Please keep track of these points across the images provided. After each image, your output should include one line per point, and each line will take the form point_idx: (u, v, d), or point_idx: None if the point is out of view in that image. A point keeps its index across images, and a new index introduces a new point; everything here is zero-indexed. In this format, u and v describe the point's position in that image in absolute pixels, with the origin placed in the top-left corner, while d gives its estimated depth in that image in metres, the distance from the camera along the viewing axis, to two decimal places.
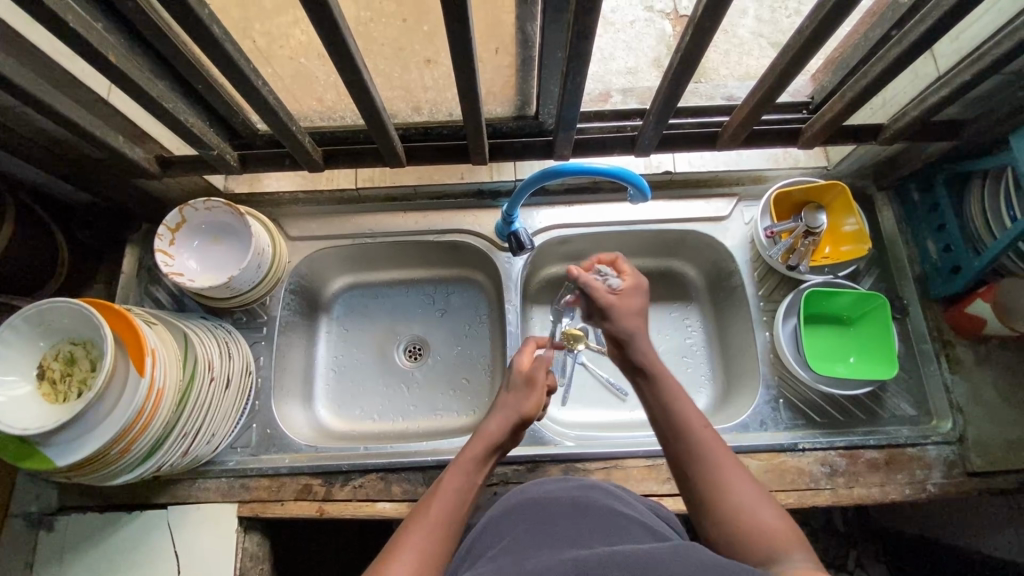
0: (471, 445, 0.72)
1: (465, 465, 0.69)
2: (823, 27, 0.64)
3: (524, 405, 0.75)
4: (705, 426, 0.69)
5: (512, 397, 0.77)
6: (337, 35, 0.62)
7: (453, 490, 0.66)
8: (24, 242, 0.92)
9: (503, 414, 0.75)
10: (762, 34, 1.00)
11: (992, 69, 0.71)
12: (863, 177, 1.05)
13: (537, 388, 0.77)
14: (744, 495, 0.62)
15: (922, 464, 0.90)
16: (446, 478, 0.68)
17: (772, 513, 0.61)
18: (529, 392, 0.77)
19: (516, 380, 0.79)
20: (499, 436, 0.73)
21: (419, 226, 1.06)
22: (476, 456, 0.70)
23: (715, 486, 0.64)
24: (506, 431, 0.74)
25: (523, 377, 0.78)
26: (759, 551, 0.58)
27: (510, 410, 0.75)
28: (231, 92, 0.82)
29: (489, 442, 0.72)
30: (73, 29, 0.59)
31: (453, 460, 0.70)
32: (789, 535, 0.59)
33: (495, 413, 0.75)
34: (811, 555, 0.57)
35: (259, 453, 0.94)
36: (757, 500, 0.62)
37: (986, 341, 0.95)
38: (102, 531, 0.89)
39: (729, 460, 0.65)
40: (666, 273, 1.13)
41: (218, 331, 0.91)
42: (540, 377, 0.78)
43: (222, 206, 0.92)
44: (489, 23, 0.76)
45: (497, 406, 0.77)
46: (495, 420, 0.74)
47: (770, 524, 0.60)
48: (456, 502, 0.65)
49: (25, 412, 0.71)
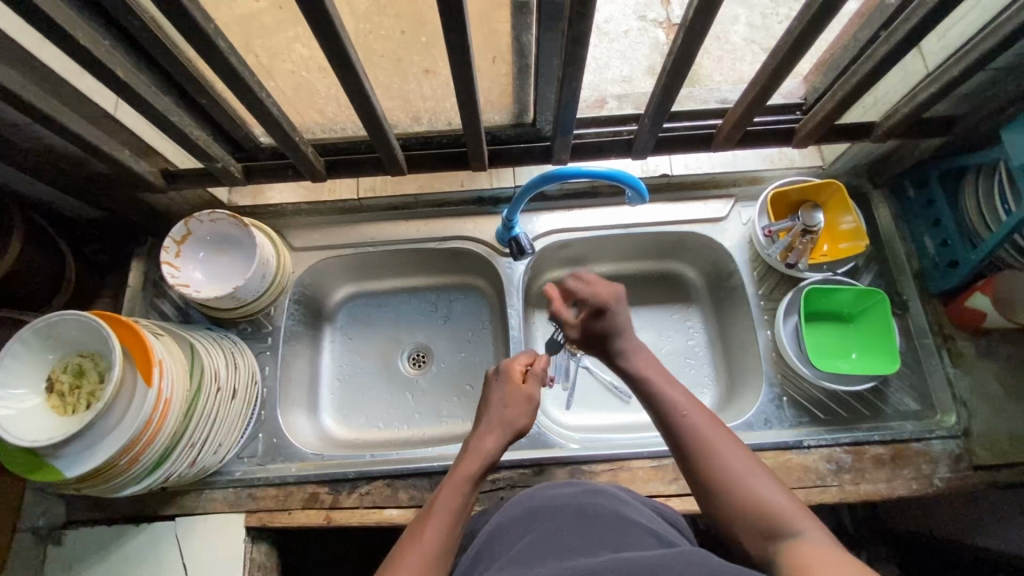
0: (466, 463, 0.71)
1: (462, 483, 0.69)
2: (811, 27, 0.65)
3: (517, 419, 0.77)
4: (690, 407, 0.70)
5: (503, 411, 0.77)
6: (338, 45, 0.63)
7: (449, 512, 0.66)
8: (33, 258, 0.93)
9: (496, 428, 0.75)
10: (754, 40, 1.01)
11: (978, 65, 0.72)
12: (858, 176, 1.06)
13: (532, 403, 0.79)
14: (742, 473, 0.63)
15: (928, 458, 0.90)
16: (442, 497, 0.67)
17: (773, 487, 0.62)
18: (523, 407, 0.78)
19: (511, 394, 0.78)
20: (493, 455, 0.73)
21: (420, 234, 1.07)
22: (471, 475, 0.70)
23: (710, 470, 0.64)
24: (499, 448, 0.74)
25: (522, 393, 0.79)
26: (767, 530, 0.59)
27: (504, 424, 0.76)
28: (234, 106, 0.84)
29: (482, 461, 0.72)
30: (83, 46, 0.61)
31: (446, 478, 0.70)
32: (791, 508, 0.60)
33: (488, 428, 0.75)
34: (817, 524, 0.58)
35: (266, 463, 0.95)
36: (755, 474, 0.63)
37: (986, 334, 0.96)
38: (108, 544, 0.90)
39: (723, 441, 0.66)
40: (666, 274, 1.14)
41: (223, 341, 0.93)
42: (536, 396, 0.80)
43: (226, 217, 0.93)
44: (486, 33, 0.77)
45: (489, 420, 0.76)
46: (487, 438, 0.74)
47: (771, 498, 0.61)
48: (452, 523, 0.65)
49: (35, 423, 0.72)
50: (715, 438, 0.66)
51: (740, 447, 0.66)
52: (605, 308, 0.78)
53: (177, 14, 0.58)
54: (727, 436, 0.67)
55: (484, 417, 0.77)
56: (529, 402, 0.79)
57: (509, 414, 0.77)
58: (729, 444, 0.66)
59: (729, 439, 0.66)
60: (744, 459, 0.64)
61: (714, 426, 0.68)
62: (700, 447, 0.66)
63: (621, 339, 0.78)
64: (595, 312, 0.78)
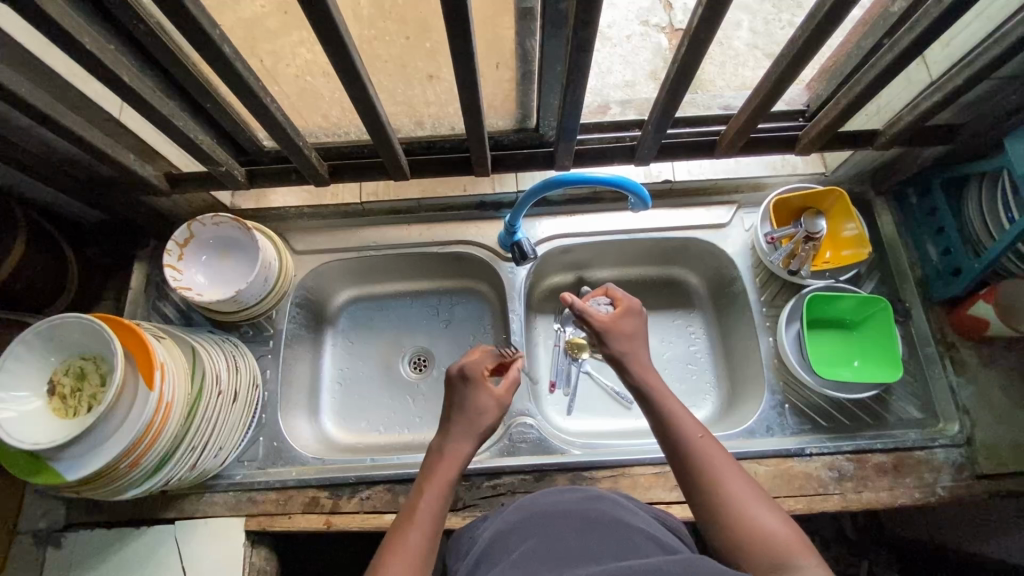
0: (440, 468, 0.70)
1: (439, 489, 0.68)
2: (816, 35, 0.65)
3: (489, 422, 0.75)
4: (702, 432, 0.69)
5: (475, 413, 0.75)
6: (342, 51, 0.63)
7: (427, 519, 0.65)
8: (35, 261, 0.94)
9: (468, 431, 0.74)
10: (757, 45, 1.03)
11: (981, 74, 0.72)
12: (862, 183, 1.06)
13: (501, 406, 0.77)
14: (748, 504, 0.62)
15: (931, 467, 0.89)
16: (419, 504, 0.66)
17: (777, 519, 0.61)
18: (493, 410, 0.76)
19: (478, 397, 0.76)
20: (467, 458, 0.72)
21: (423, 238, 1.07)
22: (447, 478, 0.69)
23: (715, 495, 0.64)
24: (472, 452, 0.73)
25: (489, 396, 0.77)
26: (767, 559, 0.58)
27: (476, 427, 0.74)
28: (239, 110, 0.84)
29: (458, 465, 0.71)
30: (90, 51, 0.61)
31: (423, 483, 0.69)
32: (793, 539, 0.59)
33: (460, 431, 0.74)
34: (817, 559, 0.57)
35: (266, 466, 0.94)
36: (757, 504, 0.62)
37: (989, 343, 0.96)
38: (108, 548, 0.89)
39: (730, 469, 0.66)
40: (667, 280, 1.14)
41: (225, 344, 0.93)
42: (505, 398, 0.78)
43: (230, 220, 0.93)
44: (490, 40, 0.78)
45: (459, 423, 0.74)
46: (461, 442, 0.73)
47: (778, 531, 0.59)
48: (430, 531, 0.64)
49: (36, 427, 0.72)
50: (724, 469, 0.65)
51: (745, 479, 0.65)
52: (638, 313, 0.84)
53: (183, 21, 0.58)
54: (736, 467, 0.66)
55: (453, 420, 0.75)
56: (497, 405, 0.77)
57: (481, 417, 0.75)
58: (737, 475, 0.65)
59: (737, 470, 0.66)
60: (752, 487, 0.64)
61: (722, 453, 0.67)
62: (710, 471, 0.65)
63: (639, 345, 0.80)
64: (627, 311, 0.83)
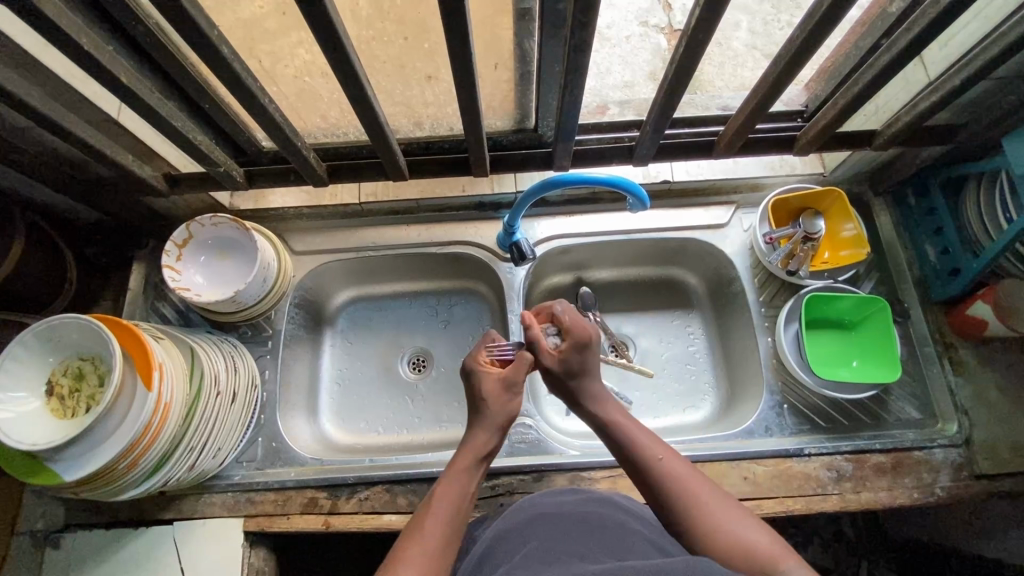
0: (460, 458, 0.71)
1: (458, 477, 0.68)
2: (814, 35, 0.65)
3: (507, 410, 0.75)
4: (666, 451, 0.69)
5: (490, 402, 0.75)
6: (341, 52, 0.63)
7: (448, 506, 0.65)
8: (34, 261, 0.94)
9: (487, 422, 0.74)
10: (756, 46, 1.03)
11: (978, 75, 0.72)
12: (860, 184, 1.06)
13: (511, 391, 0.76)
14: (722, 519, 0.62)
15: (929, 467, 0.90)
16: (439, 491, 0.67)
17: (754, 529, 0.61)
18: (506, 397, 0.76)
19: (490, 386, 0.76)
20: (487, 447, 0.72)
21: (422, 239, 1.07)
22: (466, 467, 0.70)
23: (687, 512, 0.63)
24: (493, 441, 0.73)
25: (498, 383, 0.76)
26: (753, 570, 0.57)
27: (496, 417, 0.74)
28: (238, 111, 0.84)
29: (478, 454, 0.71)
30: (88, 52, 0.61)
31: (444, 472, 0.69)
32: (774, 547, 0.59)
33: (480, 421, 0.74)
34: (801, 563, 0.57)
35: (265, 467, 0.94)
36: (733, 517, 0.62)
37: (988, 343, 0.96)
38: (107, 549, 0.89)
39: (699, 485, 0.65)
40: (666, 281, 1.14)
41: (224, 344, 0.93)
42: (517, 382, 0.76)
43: (229, 221, 0.94)
44: (489, 41, 0.78)
45: (479, 413, 0.75)
46: (480, 432, 0.73)
47: (757, 541, 0.59)
48: (451, 519, 0.64)
49: (35, 427, 0.72)
50: (694, 486, 0.65)
51: (716, 492, 0.65)
52: (588, 342, 0.79)
53: (182, 22, 0.58)
54: (704, 481, 0.66)
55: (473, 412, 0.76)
56: (507, 390, 0.76)
57: (498, 407, 0.75)
58: (707, 488, 0.65)
59: (707, 484, 0.66)
60: (723, 501, 0.64)
61: (690, 470, 0.67)
62: (679, 490, 0.65)
63: (592, 379, 0.78)
64: (577, 344, 0.78)
